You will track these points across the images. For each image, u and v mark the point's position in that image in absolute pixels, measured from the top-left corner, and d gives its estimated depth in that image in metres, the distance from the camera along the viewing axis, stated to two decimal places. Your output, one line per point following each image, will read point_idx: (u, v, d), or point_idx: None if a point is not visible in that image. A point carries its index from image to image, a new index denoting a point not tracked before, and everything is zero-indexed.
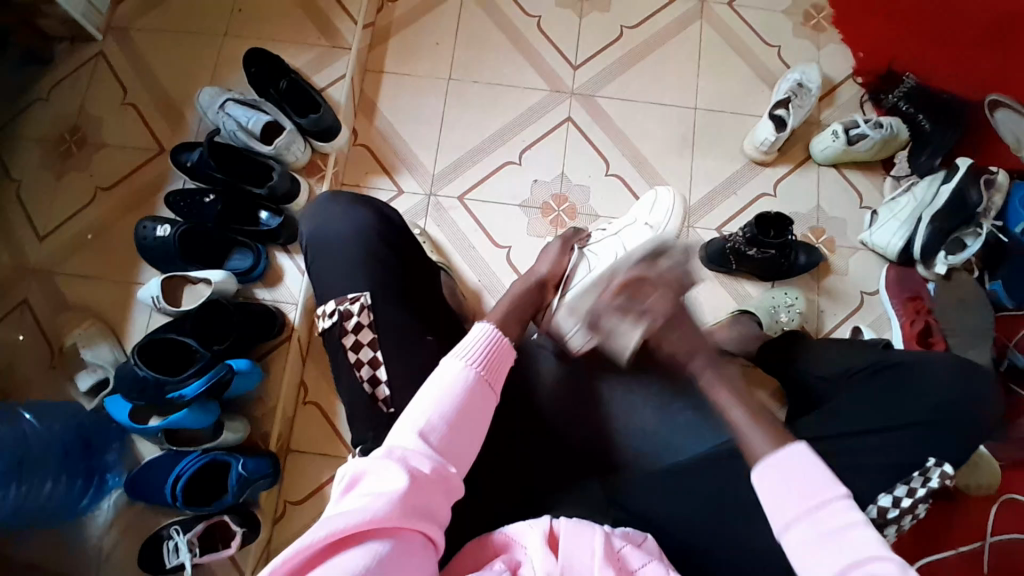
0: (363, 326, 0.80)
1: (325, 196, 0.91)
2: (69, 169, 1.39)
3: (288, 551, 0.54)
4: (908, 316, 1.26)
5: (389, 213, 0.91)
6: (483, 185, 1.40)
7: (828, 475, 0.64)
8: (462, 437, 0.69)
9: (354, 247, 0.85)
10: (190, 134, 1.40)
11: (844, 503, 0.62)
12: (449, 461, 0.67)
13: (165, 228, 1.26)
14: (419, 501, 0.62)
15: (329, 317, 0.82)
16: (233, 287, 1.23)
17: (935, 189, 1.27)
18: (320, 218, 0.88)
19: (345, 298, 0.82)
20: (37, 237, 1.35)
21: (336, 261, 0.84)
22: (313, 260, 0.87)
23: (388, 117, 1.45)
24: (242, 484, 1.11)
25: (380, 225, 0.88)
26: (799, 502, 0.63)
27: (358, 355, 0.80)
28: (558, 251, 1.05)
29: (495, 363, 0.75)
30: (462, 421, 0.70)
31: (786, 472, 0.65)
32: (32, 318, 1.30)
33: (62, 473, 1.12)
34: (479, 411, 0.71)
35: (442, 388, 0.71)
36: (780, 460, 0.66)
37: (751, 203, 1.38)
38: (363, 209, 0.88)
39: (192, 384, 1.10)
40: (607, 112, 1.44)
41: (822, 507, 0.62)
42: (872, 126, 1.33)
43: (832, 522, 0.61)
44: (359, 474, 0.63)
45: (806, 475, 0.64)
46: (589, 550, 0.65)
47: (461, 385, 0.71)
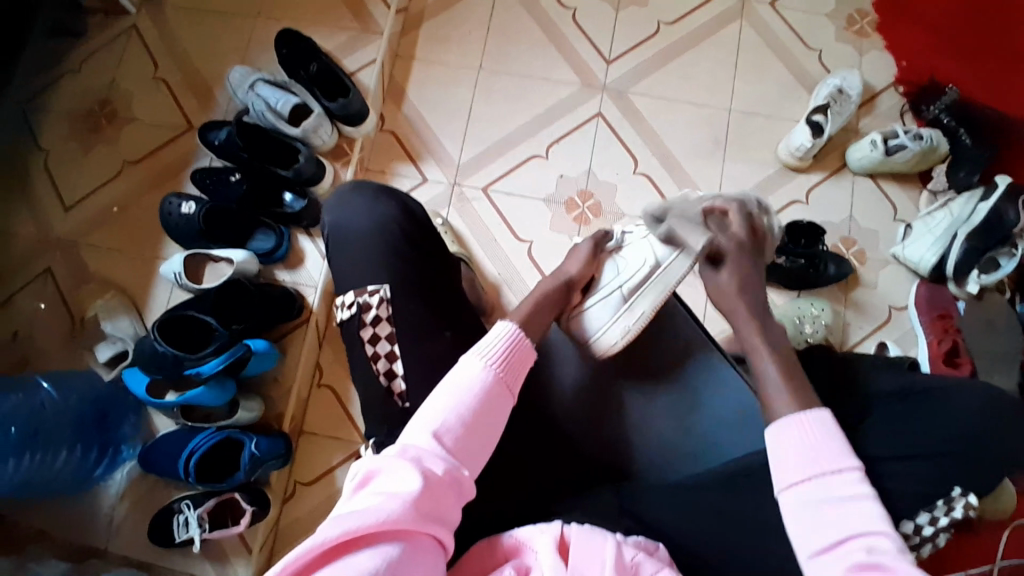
0: (382, 320, 0.80)
1: (350, 185, 0.90)
2: (98, 142, 1.40)
3: (299, 548, 0.54)
4: (937, 334, 1.22)
5: (415, 207, 0.90)
6: (508, 177, 1.38)
7: (842, 448, 0.71)
8: (478, 439, 0.68)
9: (376, 236, 0.84)
10: (218, 112, 1.41)
11: (854, 476, 0.69)
12: (461, 463, 0.67)
13: (190, 206, 1.25)
14: (431, 503, 0.61)
15: (348, 308, 0.81)
16: (254, 268, 1.23)
17: (972, 208, 1.24)
18: (345, 207, 0.87)
19: (364, 290, 0.81)
20: (64, 208, 1.36)
21: (358, 251, 0.84)
22: (335, 248, 0.86)
23: (416, 104, 1.43)
24: (253, 464, 1.11)
25: (405, 217, 0.87)
26: (810, 464, 0.71)
27: (375, 348, 0.79)
28: (589, 251, 0.97)
29: (513, 365, 0.74)
30: (478, 423, 0.69)
31: (801, 433, 0.73)
32: (55, 287, 1.32)
33: (77, 443, 1.15)
34: (494, 414, 0.70)
35: (458, 389, 0.70)
36: (804, 421, 0.74)
37: (781, 210, 1.35)
38: (389, 201, 0.88)
39: (211, 362, 1.10)
40: (638, 109, 1.42)
41: (832, 473, 0.70)
42: (912, 137, 1.29)
43: (839, 488, 0.69)
44: (373, 471, 0.63)
45: (824, 442, 0.72)
46: (600, 561, 0.64)
47: (478, 386, 0.70)
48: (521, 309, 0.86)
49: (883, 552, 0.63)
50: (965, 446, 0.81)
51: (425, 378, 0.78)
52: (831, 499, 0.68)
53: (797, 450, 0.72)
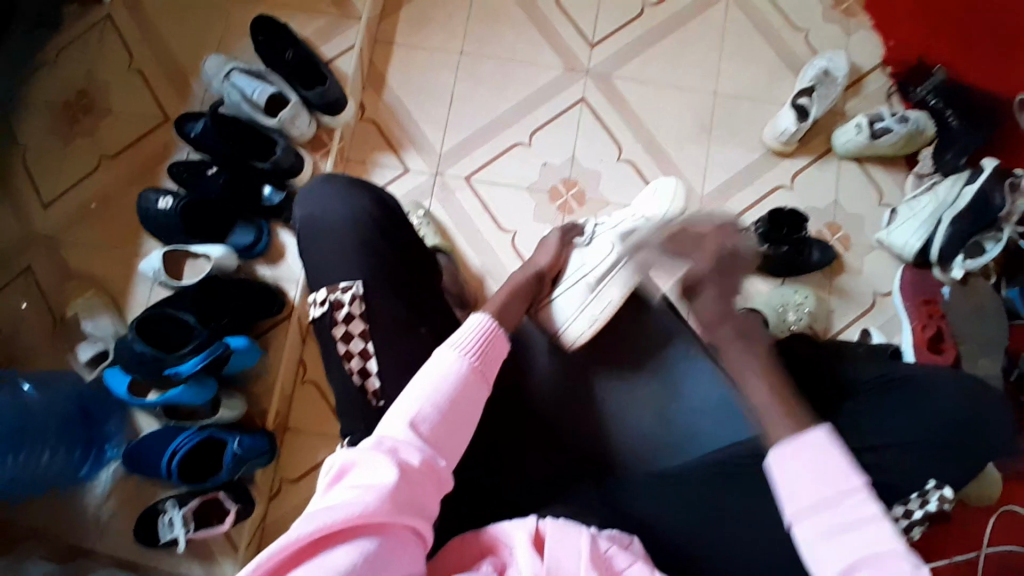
0: (354, 317, 0.78)
1: (323, 179, 0.89)
2: (74, 135, 1.37)
3: (274, 546, 0.54)
4: (921, 320, 1.21)
5: (389, 202, 0.88)
6: (492, 166, 1.37)
7: (848, 465, 0.63)
8: (454, 429, 0.68)
9: (349, 235, 0.82)
10: (195, 102, 1.38)
11: (862, 496, 0.61)
12: (438, 453, 0.67)
13: (166, 200, 1.24)
14: (408, 495, 0.61)
15: (320, 305, 0.80)
16: (233, 264, 1.22)
17: (958, 190, 1.23)
18: (318, 203, 0.85)
19: (336, 287, 0.80)
20: (42, 204, 1.34)
21: (331, 249, 0.82)
22: (307, 246, 0.85)
23: (396, 92, 1.40)
24: (237, 462, 1.12)
25: (378, 214, 0.85)
26: (819, 491, 0.62)
27: (347, 346, 0.78)
28: (558, 242, 1.01)
29: (489, 355, 0.74)
30: (454, 412, 0.69)
31: (799, 458, 0.64)
32: (36, 285, 1.30)
33: (61, 444, 1.15)
34: (471, 403, 0.70)
35: (434, 380, 0.70)
36: (803, 442, 0.65)
37: (767, 196, 1.34)
38: (362, 196, 0.86)
39: (189, 362, 1.09)
40: (623, 94, 1.39)
41: (840, 497, 0.61)
42: (899, 119, 1.28)
43: (849, 512, 0.60)
44: (346, 465, 0.63)
45: (824, 464, 0.63)
46: (575, 552, 0.65)
47: (453, 376, 0.70)
48: (498, 298, 0.86)
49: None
50: (942, 437, 0.82)
51: (401, 376, 0.77)
52: (844, 529, 0.60)
53: (808, 471, 0.63)
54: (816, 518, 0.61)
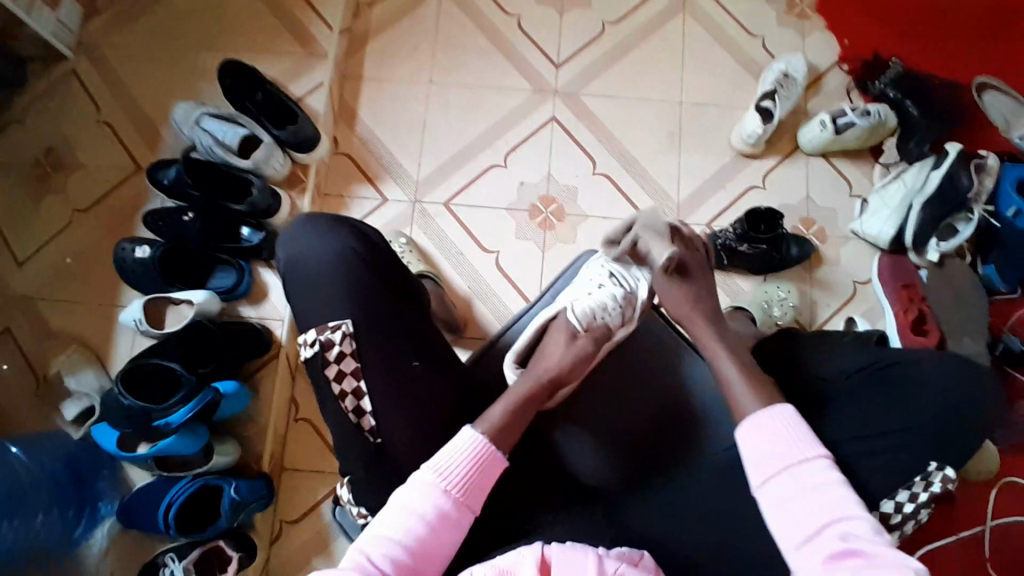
0: (346, 355, 0.78)
1: (302, 217, 0.87)
2: (45, 192, 1.36)
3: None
4: (903, 304, 1.24)
5: (370, 233, 0.88)
6: (470, 190, 1.38)
7: (807, 436, 0.72)
8: (428, 562, 0.68)
9: (333, 267, 0.82)
10: (166, 150, 1.37)
11: (822, 464, 0.70)
12: None
13: (144, 249, 1.22)
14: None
15: (310, 347, 0.79)
16: (217, 307, 1.21)
17: (925, 175, 1.26)
18: (299, 241, 0.84)
19: (325, 327, 0.79)
20: (16, 263, 1.32)
21: (317, 284, 0.81)
22: (294, 284, 0.83)
23: (368, 125, 1.42)
24: (236, 508, 1.09)
25: (361, 244, 0.85)
26: (778, 459, 0.71)
27: (341, 386, 0.78)
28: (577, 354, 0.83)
29: (472, 485, 0.71)
30: (426, 549, 0.68)
31: (765, 429, 0.74)
32: (14, 346, 1.27)
33: (54, 505, 1.11)
34: (446, 539, 0.69)
35: (414, 511, 0.68)
36: (763, 417, 0.75)
37: (740, 197, 1.37)
38: (344, 228, 0.85)
39: (178, 412, 1.06)
40: (592, 110, 1.42)
41: (801, 463, 0.71)
42: (860, 113, 1.32)
43: (810, 478, 0.69)
44: None
45: (788, 434, 0.73)
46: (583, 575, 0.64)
47: (431, 513, 0.68)
48: (497, 417, 0.76)
49: (859, 537, 0.63)
50: (936, 418, 0.83)
51: (394, 406, 0.78)
52: (802, 492, 0.69)
53: (772, 441, 0.73)
54: (777, 484, 0.70)
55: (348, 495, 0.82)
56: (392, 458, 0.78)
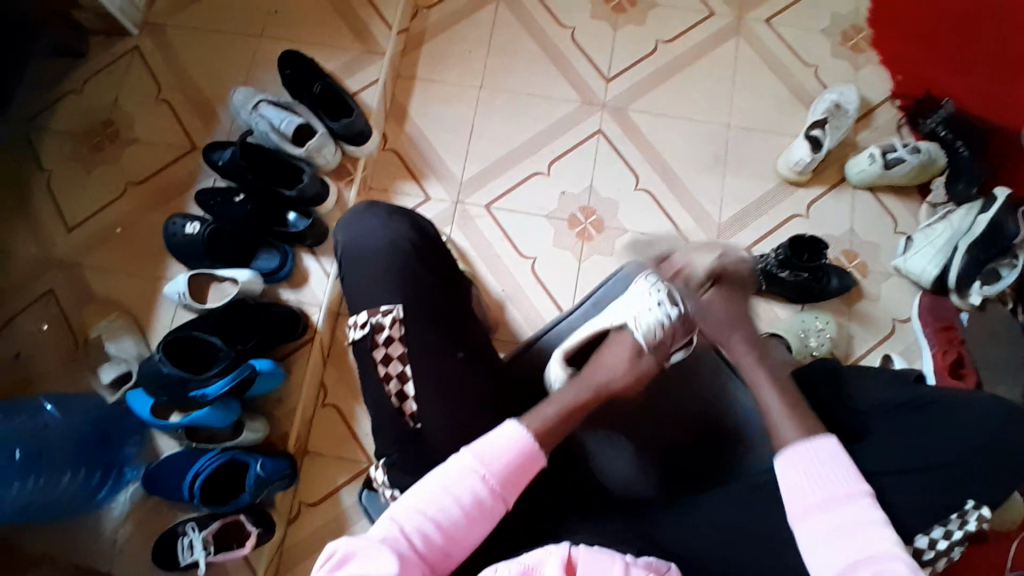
0: (394, 339, 0.80)
1: (359, 208, 0.90)
2: (102, 163, 1.41)
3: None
4: (941, 346, 1.22)
5: (424, 227, 0.90)
6: (512, 194, 1.39)
7: (852, 472, 0.73)
8: (454, 545, 0.69)
9: (387, 259, 0.84)
10: (222, 133, 1.42)
11: (864, 501, 0.72)
12: (432, 564, 0.68)
13: (194, 226, 1.26)
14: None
15: (360, 328, 0.81)
16: (259, 287, 1.24)
17: (972, 219, 1.24)
18: (358, 225, 0.87)
19: (377, 310, 0.81)
20: (66, 229, 1.37)
21: (371, 272, 0.84)
22: (347, 271, 0.86)
23: (418, 123, 1.45)
24: (259, 484, 1.11)
25: (415, 235, 0.88)
26: (821, 488, 0.73)
27: (387, 369, 0.80)
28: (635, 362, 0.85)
29: (511, 479, 0.71)
30: (456, 530, 0.69)
31: (810, 460, 0.75)
32: (56, 307, 1.32)
33: (80, 466, 1.15)
34: (476, 526, 0.70)
35: (450, 492, 0.69)
36: (809, 449, 0.76)
37: (782, 224, 1.36)
38: (401, 223, 0.88)
39: (216, 384, 1.09)
40: (638, 125, 1.43)
41: (842, 500, 0.72)
42: (910, 150, 1.31)
43: (850, 517, 0.70)
44: (350, 553, 0.64)
45: (834, 469, 0.74)
46: None
47: (467, 497, 0.69)
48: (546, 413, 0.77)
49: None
50: (979, 460, 0.80)
51: (435, 395, 0.79)
52: (842, 528, 0.70)
53: (813, 476, 0.74)
54: (820, 513, 0.72)
55: (382, 478, 0.80)
56: (428, 447, 0.78)
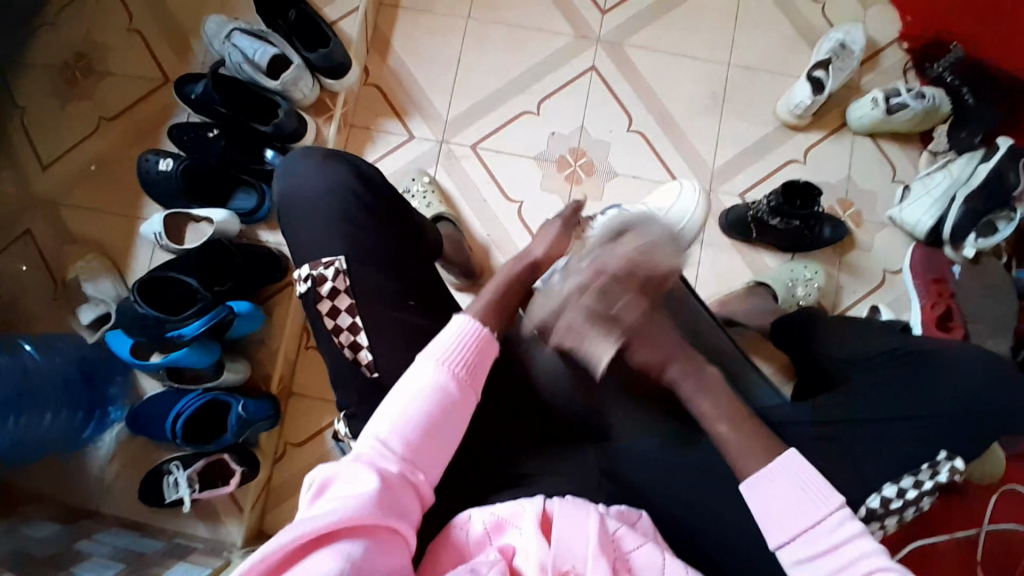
0: (339, 292, 0.78)
1: (298, 154, 0.87)
2: (73, 97, 1.34)
3: (260, 553, 0.50)
4: (931, 298, 1.21)
5: (368, 173, 0.87)
6: (500, 134, 1.34)
7: (821, 489, 0.65)
8: (436, 444, 0.66)
9: (331, 207, 0.82)
10: (196, 65, 1.34)
11: (840, 517, 0.64)
12: (417, 467, 0.65)
13: (168, 162, 1.21)
14: (391, 504, 0.59)
15: (304, 282, 0.79)
16: (236, 228, 1.20)
17: (972, 168, 1.20)
18: (297, 179, 0.84)
19: (319, 263, 0.79)
20: (41, 167, 1.32)
21: (316, 223, 0.81)
22: (292, 223, 0.83)
23: (402, 57, 1.37)
24: (242, 425, 1.11)
25: (359, 186, 0.84)
26: (797, 520, 0.65)
27: (335, 321, 0.78)
28: (561, 232, 0.92)
29: (473, 366, 0.71)
30: (433, 428, 0.66)
31: (773, 489, 0.66)
32: (35, 248, 1.29)
33: (63, 406, 1.12)
34: (452, 417, 0.68)
35: (417, 392, 0.67)
36: (773, 473, 0.67)
37: (778, 169, 1.32)
38: (343, 169, 0.85)
39: (193, 324, 1.08)
40: (634, 63, 1.36)
41: (818, 521, 0.64)
42: (915, 95, 1.25)
43: (827, 537, 0.63)
44: (327, 479, 0.60)
45: (798, 492, 0.65)
46: (584, 536, 0.64)
47: (433, 392, 0.67)
48: (486, 293, 0.80)
49: None
50: (952, 413, 0.80)
51: (410, 340, 0.78)
52: (822, 553, 0.63)
53: (780, 502, 0.66)
54: (796, 546, 0.64)
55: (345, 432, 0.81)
56: None
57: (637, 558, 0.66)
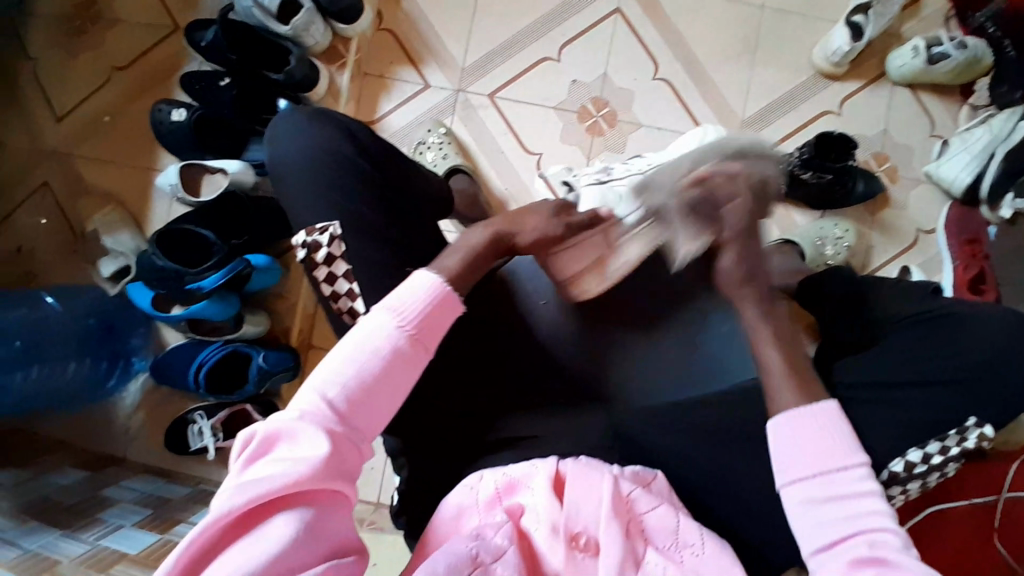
0: (335, 258, 0.76)
1: (281, 115, 0.83)
2: (83, 45, 1.31)
3: (205, 522, 0.53)
4: (964, 259, 1.16)
5: (357, 130, 0.82)
6: (518, 83, 1.29)
7: (849, 439, 0.66)
8: (387, 399, 0.65)
9: (323, 169, 0.78)
10: (205, 11, 1.30)
11: (861, 472, 0.65)
12: (365, 423, 0.64)
13: (180, 112, 1.20)
14: (338, 465, 0.60)
15: (300, 249, 0.77)
16: (251, 180, 1.18)
17: (1014, 124, 1.14)
18: (284, 141, 0.81)
19: (313, 229, 0.76)
20: (55, 118, 1.30)
21: (308, 187, 0.78)
22: (283, 186, 0.80)
23: (416, 1, 1.31)
24: (263, 376, 1.13)
25: (349, 146, 0.80)
26: (814, 463, 0.65)
27: (333, 288, 0.77)
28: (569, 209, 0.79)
29: (429, 325, 0.68)
30: (384, 386, 0.65)
31: (806, 426, 0.67)
32: (53, 201, 1.28)
33: (85, 355, 1.17)
34: (405, 376, 0.66)
35: (369, 349, 0.65)
36: (809, 413, 0.68)
37: (811, 122, 1.25)
38: (329, 129, 0.80)
39: (211, 277, 1.08)
40: (660, 7, 1.28)
41: (840, 469, 0.65)
42: (957, 45, 1.17)
43: (843, 486, 0.64)
44: (271, 436, 0.59)
45: (829, 436, 0.66)
46: (597, 497, 0.65)
47: (385, 351, 0.65)
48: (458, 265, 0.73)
49: (887, 546, 0.61)
50: (982, 378, 0.78)
51: None
52: (830, 499, 0.64)
53: (807, 441, 0.67)
54: (803, 484, 0.65)
55: None
56: None
57: (650, 520, 0.66)
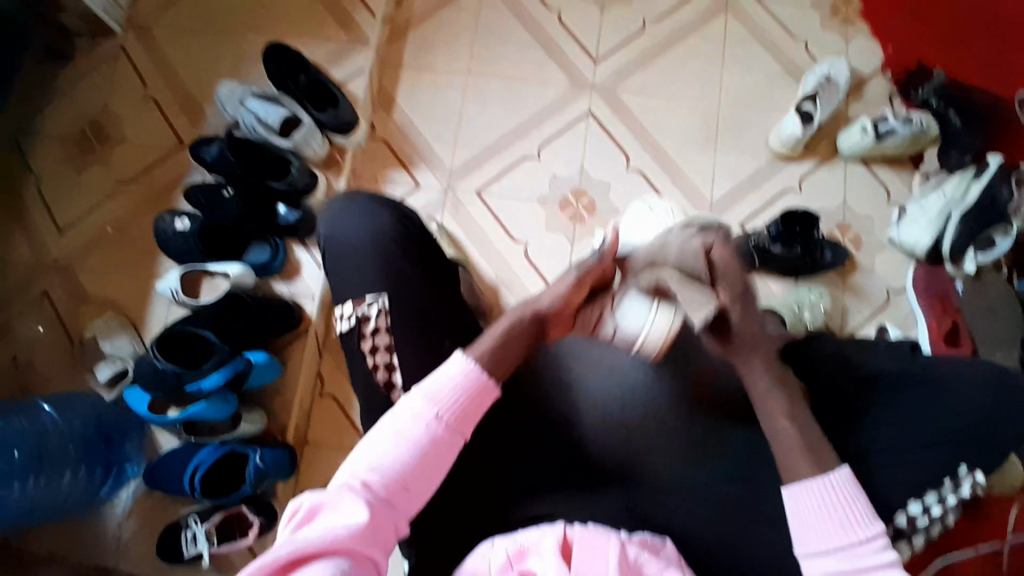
0: (380, 330, 0.80)
1: (339, 198, 0.91)
2: (91, 163, 1.40)
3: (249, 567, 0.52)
4: (936, 315, 1.22)
5: (407, 215, 0.90)
6: (500, 181, 1.39)
7: (866, 512, 0.67)
8: (421, 483, 0.66)
9: (368, 247, 0.85)
10: (209, 128, 1.41)
11: (879, 543, 0.66)
12: (399, 503, 0.64)
13: (184, 221, 1.26)
14: (374, 537, 0.60)
15: (346, 320, 0.82)
16: (251, 281, 1.24)
17: (966, 186, 1.23)
18: (338, 220, 0.87)
19: (362, 302, 0.82)
20: (58, 231, 1.36)
21: (353, 262, 0.84)
22: (329, 261, 0.87)
23: (406, 111, 1.43)
24: (258, 476, 1.11)
25: (397, 227, 0.87)
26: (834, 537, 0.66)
27: (374, 359, 0.80)
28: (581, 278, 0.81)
29: (464, 411, 0.70)
30: (419, 468, 0.66)
31: (820, 497, 0.68)
32: (52, 310, 1.31)
33: (82, 466, 1.15)
34: (440, 461, 0.68)
35: (407, 430, 0.67)
36: (818, 486, 0.68)
37: (776, 199, 1.35)
38: (384, 210, 0.89)
39: (211, 376, 1.11)
40: (627, 106, 1.42)
41: (857, 543, 0.66)
42: (903, 121, 1.29)
43: (863, 560, 0.65)
44: (316, 505, 0.60)
45: (841, 509, 0.67)
46: (604, 560, 0.64)
47: (422, 434, 0.67)
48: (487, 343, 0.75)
49: None
50: (970, 428, 0.80)
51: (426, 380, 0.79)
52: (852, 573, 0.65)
53: (825, 511, 0.67)
54: (827, 559, 0.66)
55: None
56: None
57: None
